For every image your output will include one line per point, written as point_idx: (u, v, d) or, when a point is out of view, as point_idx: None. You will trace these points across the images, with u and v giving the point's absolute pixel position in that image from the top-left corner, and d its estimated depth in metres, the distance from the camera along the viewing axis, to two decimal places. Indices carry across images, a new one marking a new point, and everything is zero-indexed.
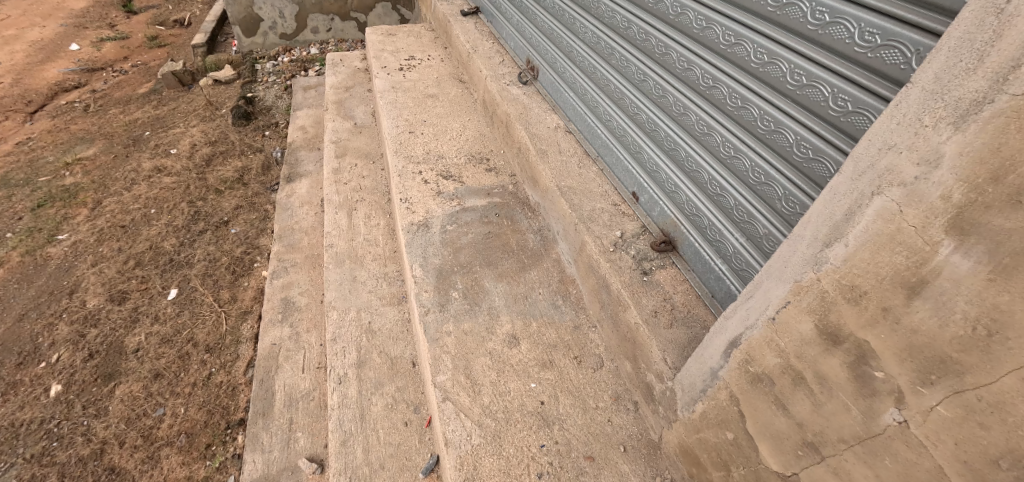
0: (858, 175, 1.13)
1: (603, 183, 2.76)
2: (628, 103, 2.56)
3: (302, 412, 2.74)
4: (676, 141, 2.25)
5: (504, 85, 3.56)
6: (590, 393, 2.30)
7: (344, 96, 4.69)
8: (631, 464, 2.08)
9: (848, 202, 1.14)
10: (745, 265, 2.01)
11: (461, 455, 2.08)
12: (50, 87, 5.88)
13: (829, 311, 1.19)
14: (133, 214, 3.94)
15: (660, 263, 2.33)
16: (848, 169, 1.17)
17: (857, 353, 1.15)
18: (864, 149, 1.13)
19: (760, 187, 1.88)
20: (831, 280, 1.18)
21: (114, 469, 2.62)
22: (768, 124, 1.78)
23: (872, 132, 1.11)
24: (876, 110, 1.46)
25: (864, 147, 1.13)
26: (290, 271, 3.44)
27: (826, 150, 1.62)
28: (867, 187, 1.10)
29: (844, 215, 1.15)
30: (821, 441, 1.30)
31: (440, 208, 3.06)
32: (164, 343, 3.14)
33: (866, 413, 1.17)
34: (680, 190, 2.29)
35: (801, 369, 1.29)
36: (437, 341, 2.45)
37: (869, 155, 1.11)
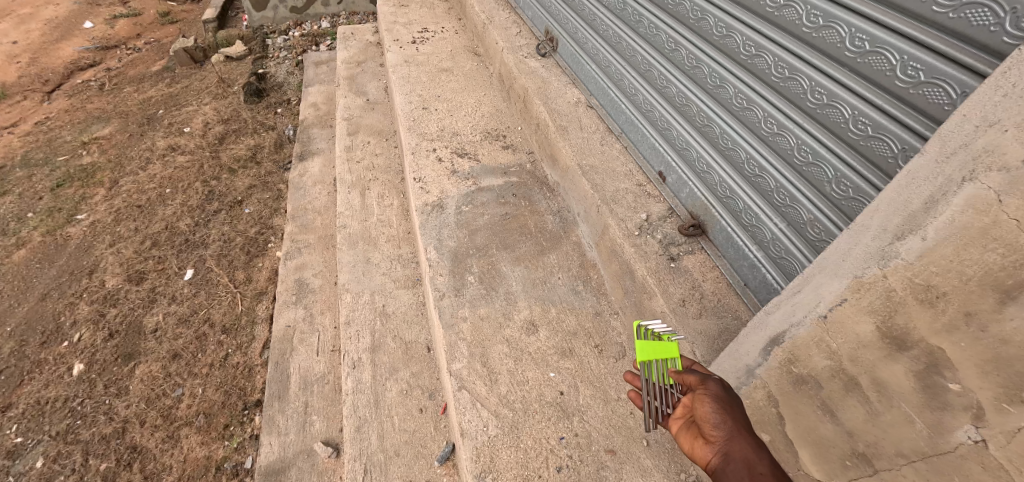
0: (945, 157, 1.03)
1: (627, 162, 2.59)
2: (656, 75, 2.38)
3: (317, 395, 2.69)
4: (709, 117, 2.08)
5: (522, 58, 3.38)
6: (611, 384, 2.18)
7: (356, 71, 4.54)
8: (654, 459, 1.97)
9: (929, 189, 1.05)
10: (784, 253, 1.85)
11: (477, 447, 2.00)
12: (67, 66, 5.84)
13: (896, 313, 1.09)
14: (148, 194, 3.89)
15: (688, 249, 2.18)
16: (932, 150, 1.07)
17: (927, 361, 1.04)
18: (954, 126, 1.02)
19: (806, 168, 1.70)
20: (901, 277, 1.08)
21: (136, 448, 2.61)
22: (820, 96, 1.60)
23: (969, 106, 1.00)
24: (954, 81, 1.29)
25: (954, 126, 1.03)
26: (303, 252, 3.36)
27: (888, 126, 1.44)
28: (957, 174, 1.01)
29: (923, 204, 1.05)
30: (875, 454, 1.17)
31: (455, 188, 2.93)
32: (182, 323, 3.11)
33: (933, 427, 1.05)
34: (712, 171, 2.12)
35: (856, 374, 1.17)
36: (453, 327, 2.35)
37: (962, 133, 1.00)
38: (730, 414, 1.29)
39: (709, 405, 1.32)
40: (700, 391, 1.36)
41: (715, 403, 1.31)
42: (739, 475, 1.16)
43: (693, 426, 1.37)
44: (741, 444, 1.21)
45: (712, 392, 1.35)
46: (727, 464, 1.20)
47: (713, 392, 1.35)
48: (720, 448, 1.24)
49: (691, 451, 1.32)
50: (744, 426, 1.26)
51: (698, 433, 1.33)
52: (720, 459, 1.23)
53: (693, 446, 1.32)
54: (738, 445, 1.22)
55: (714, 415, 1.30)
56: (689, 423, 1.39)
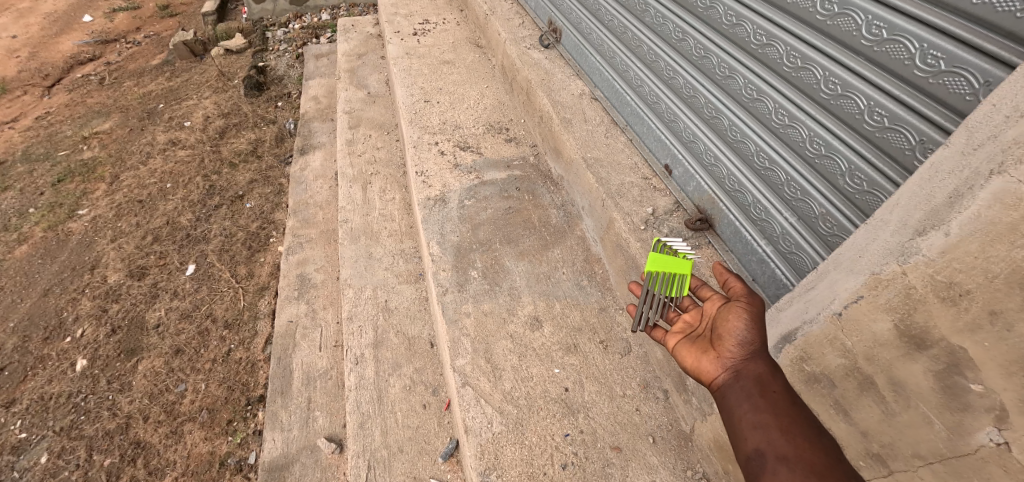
0: (972, 149, 1.02)
1: (632, 155, 2.55)
2: (662, 67, 2.33)
3: (320, 391, 2.67)
4: (718, 108, 2.04)
5: (525, 49, 3.33)
6: (617, 380, 2.15)
7: (357, 64, 4.49)
8: (661, 456, 1.95)
9: (954, 183, 1.04)
10: (794, 249, 1.81)
11: (482, 444, 1.98)
12: (66, 61, 5.80)
13: (915, 311, 1.08)
14: (149, 188, 3.86)
15: (695, 243, 2.14)
16: (957, 142, 1.07)
17: (947, 361, 1.03)
18: (982, 117, 1.02)
19: (819, 160, 1.66)
20: (921, 274, 1.06)
21: (139, 443, 2.60)
22: (833, 86, 1.56)
23: (998, 96, 0.99)
24: (977, 69, 1.25)
25: (980, 117, 1.03)
26: (305, 247, 3.33)
27: (905, 117, 1.40)
28: (983, 167, 1.00)
29: (947, 198, 1.04)
30: (890, 454, 1.15)
31: (458, 182, 2.89)
32: (184, 318, 3.09)
33: (953, 429, 1.04)
34: (720, 163, 2.08)
35: (872, 373, 1.16)
36: (456, 323, 2.32)
37: (991, 125, 1.00)
38: (757, 337, 1.34)
39: (737, 321, 1.37)
40: (739, 307, 1.40)
41: (748, 321, 1.36)
42: (748, 390, 1.25)
43: (703, 340, 1.44)
44: (757, 362, 1.29)
45: (744, 310, 1.39)
46: (738, 379, 1.28)
47: (747, 309, 1.38)
48: (734, 363, 1.32)
49: (696, 362, 1.39)
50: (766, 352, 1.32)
51: (710, 345, 1.40)
52: (730, 374, 1.30)
53: (699, 358, 1.39)
54: (753, 364, 1.29)
55: (742, 331, 1.35)
56: (699, 336, 1.45)
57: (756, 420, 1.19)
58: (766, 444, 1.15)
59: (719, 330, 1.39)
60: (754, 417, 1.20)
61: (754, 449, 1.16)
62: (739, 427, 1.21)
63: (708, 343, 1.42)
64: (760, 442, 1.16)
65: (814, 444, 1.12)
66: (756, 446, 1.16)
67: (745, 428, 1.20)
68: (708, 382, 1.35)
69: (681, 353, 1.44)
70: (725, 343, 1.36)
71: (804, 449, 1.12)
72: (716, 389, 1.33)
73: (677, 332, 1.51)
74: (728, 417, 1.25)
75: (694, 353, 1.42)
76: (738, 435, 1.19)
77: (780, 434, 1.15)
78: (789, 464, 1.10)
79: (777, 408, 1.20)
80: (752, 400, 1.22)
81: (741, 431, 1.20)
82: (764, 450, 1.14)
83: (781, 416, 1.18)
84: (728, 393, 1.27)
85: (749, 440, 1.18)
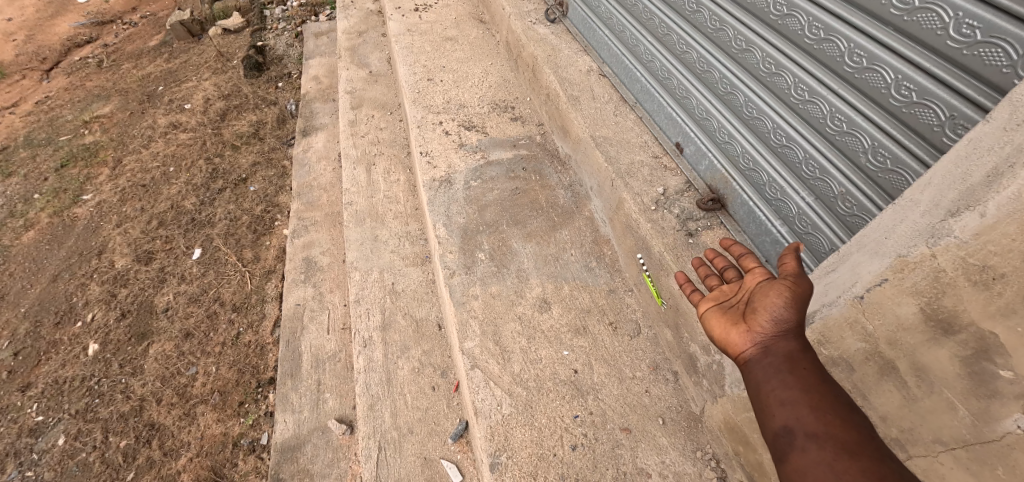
0: (1014, 124, 0.97)
1: (642, 132, 2.49)
2: (675, 40, 2.26)
3: (329, 373, 2.68)
4: (733, 84, 1.98)
5: (530, 24, 3.24)
6: (626, 361, 2.14)
7: (358, 42, 4.40)
8: (670, 437, 1.94)
9: (992, 161, 0.99)
10: (810, 228, 1.78)
11: (491, 425, 1.98)
12: (63, 43, 5.71)
13: (943, 295, 1.05)
14: (152, 173, 3.83)
15: (707, 224, 2.10)
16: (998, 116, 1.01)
17: (976, 347, 1.00)
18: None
19: (840, 137, 1.61)
20: (952, 256, 1.03)
21: (153, 425, 2.62)
22: (858, 58, 1.50)
23: None
24: (1016, 39, 1.18)
25: None
26: (310, 230, 3.31)
27: (935, 91, 1.34)
28: None
29: (984, 178, 1.00)
30: (909, 440, 1.13)
31: (463, 162, 2.84)
32: (192, 302, 3.08)
33: (978, 415, 1.02)
34: (735, 141, 2.03)
35: (893, 358, 1.14)
36: (464, 305, 2.31)
37: None
38: (794, 316, 1.23)
39: (776, 296, 1.25)
40: (782, 283, 1.26)
41: (789, 297, 1.23)
42: (777, 367, 1.17)
43: (734, 309, 1.33)
44: (789, 340, 1.20)
45: (787, 284, 1.26)
46: (767, 356, 1.19)
47: (790, 285, 1.25)
48: (764, 338, 1.22)
49: (722, 333, 1.30)
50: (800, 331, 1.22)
51: (742, 316, 1.29)
52: (758, 349, 1.22)
53: (727, 328, 1.29)
54: (784, 341, 1.20)
55: (778, 308, 1.24)
56: (731, 305, 1.34)
57: (785, 397, 1.12)
58: (795, 420, 1.08)
59: (753, 301, 1.28)
60: (783, 394, 1.13)
61: (782, 426, 1.10)
62: (766, 403, 1.14)
63: (740, 314, 1.31)
64: (789, 419, 1.09)
65: (845, 421, 1.06)
66: (785, 423, 1.09)
67: (774, 404, 1.14)
68: (733, 354, 1.26)
69: (707, 320, 1.34)
70: (758, 317, 1.25)
71: (835, 426, 1.05)
72: (741, 362, 1.25)
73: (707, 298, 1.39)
74: (755, 393, 1.18)
75: (722, 322, 1.32)
76: (765, 412, 1.13)
77: (809, 411, 1.08)
78: (819, 442, 1.04)
79: (807, 385, 1.13)
80: (780, 378, 1.15)
81: (768, 408, 1.13)
82: (792, 428, 1.08)
83: (811, 394, 1.11)
84: (753, 370, 1.19)
85: (776, 417, 1.11)
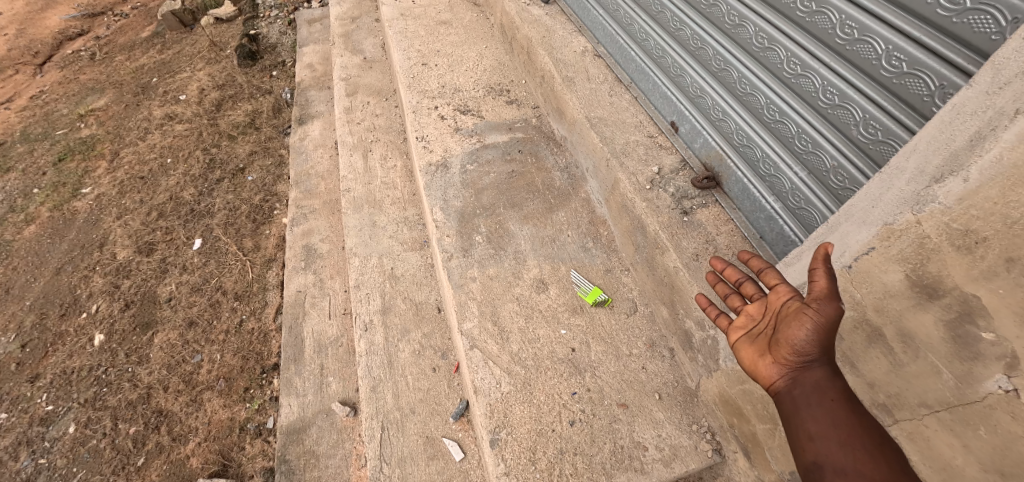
0: (997, 88, 0.97)
1: (637, 112, 2.49)
2: (669, 18, 2.26)
3: (332, 358, 2.72)
4: (727, 60, 1.98)
5: (524, 6, 3.22)
6: (623, 339, 2.17)
7: (351, 28, 4.37)
8: (667, 412, 1.98)
9: (976, 124, 0.99)
10: (803, 203, 1.79)
11: (491, 403, 2.01)
12: (55, 37, 5.68)
13: (928, 261, 1.06)
14: (150, 165, 3.84)
15: (702, 202, 2.11)
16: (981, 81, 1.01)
17: (960, 310, 1.02)
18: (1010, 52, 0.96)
19: (833, 112, 1.62)
20: (937, 223, 1.04)
21: (161, 412, 2.67)
22: (850, 30, 1.50)
23: None
24: (1004, 6, 1.18)
25: (1010, 51, 0.97)
26: (309, 218, 3.32)
27: (925, 61, 1.35)
28: (1009, 107, 0.95)
29: (967, 142, 1.00)
30: (895, 405, 1.16)
31: (459, 146, 2.85)
32: (195, 291, 3.11)
33: (961, 378, 1.04)
34: (728, 118, 2.04)
35: (880, 325, 1.16)
36: (462, 287, 2.33)
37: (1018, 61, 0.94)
38: (822, 343, 1.16)
39: (800, 326, 1.18)
40: (806, 310, 1.17)
41: (812, 326, 1.15)
42: (806, 401, 1.15)
43: (761, 335, 1.27)
44: (817, 369, 1.16)
45: (809, 309, 1.18)
46: (795, 389, 1.17)
47: (814, 312, 1.16)
48: (791, 369, 1.19)
49: (750, 364, 1.26)
50: (829, 354, 1.16)
51: (769, 345, 1.24)
52: (788, 382, 1.18)
53: (754, 358, 1.26)
54: (812, 370, 1.17)
55: (804, 339, 1.16)
56: (757, 330, 1.29)
57: (813, 432, 1.11)
58: (824, 458, 1.07)
59: (777, 330, 1.22)
60: (812, 428, 1.12)
61: (812, 461, 1.10)
62: (799, 439, 1.13)
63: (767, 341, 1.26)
64: (818, 455, 1.09)
65: (876, 458, 1.03)
66: (815, 459, 1.09)
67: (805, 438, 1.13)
68: (765, 385, 1.24)
69: (736, 351, 1.30)
70: (784, 348, 1.19)
71: (864, 463, 1.03)
72: (774, 393, 1.22)
73: (733, 325, 1.34)
74: (788, 427, 1.17)
75: (750, 352, 1.28)
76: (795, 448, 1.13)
77: (838, 447, 1.07)
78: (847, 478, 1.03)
79: (836, 417, 1.11)
80: (810, 412, 1.13)
81: (800, 443, 1.13)
82: (821, 464, 1.07)
83: (840, 427, 1.09)
84: (785, 406, 1.17)
85: (806, 452, 1.11)
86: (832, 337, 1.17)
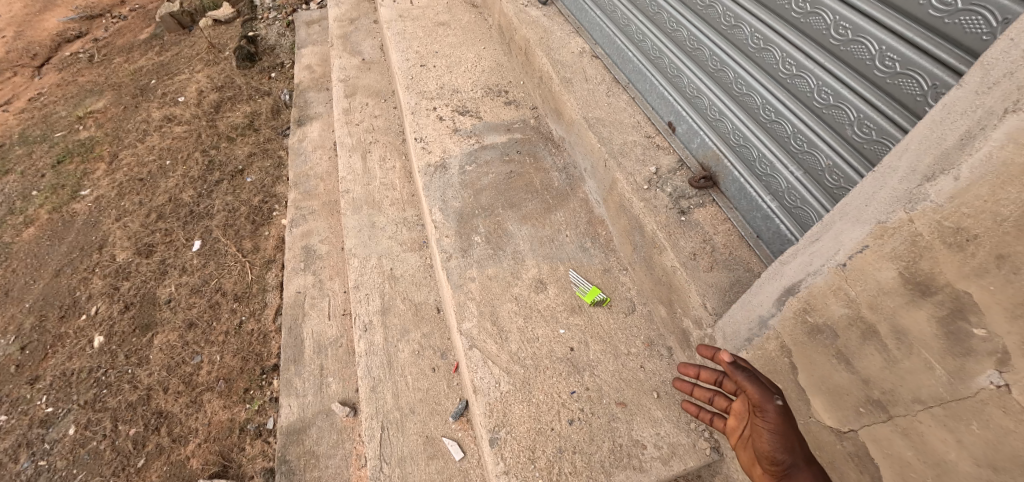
0: (986, 87, 0.98)
1: (635, 113, 2.51)
2: (666, 19, 2.28)
3: (331, 358, 2.73)
4: (723, 61, 1.99)
5: (522, 7, 3.23)
6: (621, 338, 2.18)
7: (349, 29, 4.38)
8: (665, 410, 1.99)
9: (966, 123, 1.00)
10: (799, 203, 1.81)
11: (490, 402, 2.03)
12: (53, 39, 5.68)
13: (921, 258, 1.07)
14: (149, 166, 3.85)
15: (699, 202, 2.13)
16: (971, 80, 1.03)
17: (952, 306, 1.04)
18: (999, 52, 0.97)
19: (827, 111, 1.63)
20: (929, 221, 1.05)
21: (162, 413, 2.68)
22: (844, 31, 1.51)
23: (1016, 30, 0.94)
24: (995, 7, 1.20)
25: (999, 51, 0.98)
26: (308, 219, 3.33)
27: (918, 61, 1.36)
28: (998, 107, 0.96)
29: (957, 141, 1.02)
30: (890, 401, 1.18)
31: (458, 147, 2.86)
32: (194, 293, 3.12)
33: (954, 374, 1.06)
34: (725, 118, 2.05)
35: (874, 322, 1.18)
36: (461, 287, 2.34)
37: (1006, 61, 0.96)
38: (787, 447, 1.29)
39: (764, 437, 1.32)
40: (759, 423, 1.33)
41: (769, 436, 1.30)
42: None
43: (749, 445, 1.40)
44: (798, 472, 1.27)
45: (762, 421, 1.33)
46: None
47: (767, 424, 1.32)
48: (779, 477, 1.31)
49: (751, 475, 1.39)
50: (802, 456, 1.28)
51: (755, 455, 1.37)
52: None
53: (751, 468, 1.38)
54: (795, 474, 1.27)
55: (772, 447, 1.30)
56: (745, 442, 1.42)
57: None
58: None
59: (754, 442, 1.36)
60: None
61: None
62: None
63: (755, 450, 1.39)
64: None
65: None
66: None
67: None
68: None
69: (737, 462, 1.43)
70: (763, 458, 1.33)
71: None
72: None
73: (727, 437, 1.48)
74: None
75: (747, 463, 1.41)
76: None
77: None
78: None
79: None
80: None
81: None
82: None
83: None
84: None
85: None
86: (795, 439, 1.29)
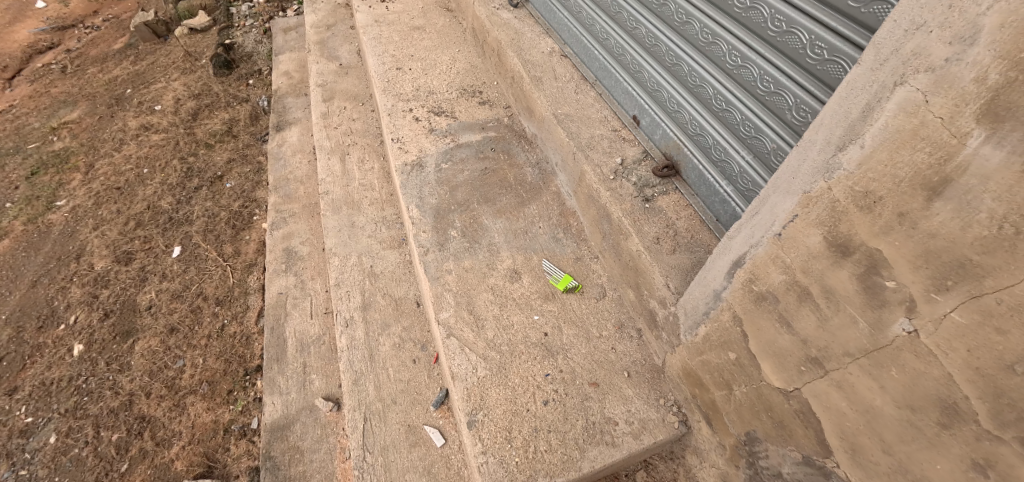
0: (879, 64, 1.09)
1: (601, 108, 2.62)
2: (626, 17, 2.40)
3: (315, 355, 2.79)
4: (678, 55, 2.11)
5: (494, 10, 3.34)
6: (592, 322, 2.28)
7: (326, 35, 4.45)
8: (635, 388, 2.09)
9: (866, 97, 1.12)
10: (751, 185, 1.94)
11: (468, 388, 2.10)
12: (23, 51, 5.64)
13: (839, 222, 1.19)
14: (126, 175, 3.86)
15: (662, 190, 2.24)
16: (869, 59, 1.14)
17: (868, 264, 1.15)
18: (887, 33, 1.08)
19: (770, 98, 1.76)
20: (843, 187, 1.17)
21: (144, 417, 2.70)
22: (779, 23, 1.64)
23: (898, 12, 1.05)
24: None
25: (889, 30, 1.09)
26: (288, 222, 3.39)
27: (842, 48, 1.49)
28: (890, 80, 1.07)
29: (860, 113, 1.13)
30: (825, 357, 1.30)
31: (433, 145, 2.95)
32: (175, 298, 3.15)
33: (874, 325, 1.17)
34: (683, 109, 2.18)
35: (807, 284, 1.29)
36: (438, 279, 2.42)
37: (893, 40, 1.06)
38: None
39: None
40: None
41: None
42: None
43: None
44: None
45: None
46: None
47: None
48: None
49: None
50: None
51: None
52: None
53: None
54: None
55: None
56: None
57: None
58: None
59: None
60: None
61: None
62: None
63: None
64: None
65: None
66: None
67: None
68: None
69: None
70: None
71: None
72: None
73: None
74: None
75: None
76: None
77: None
78: None
79: None
80: None
81: None
82: None
83: None
84: None
85: None
86: None
